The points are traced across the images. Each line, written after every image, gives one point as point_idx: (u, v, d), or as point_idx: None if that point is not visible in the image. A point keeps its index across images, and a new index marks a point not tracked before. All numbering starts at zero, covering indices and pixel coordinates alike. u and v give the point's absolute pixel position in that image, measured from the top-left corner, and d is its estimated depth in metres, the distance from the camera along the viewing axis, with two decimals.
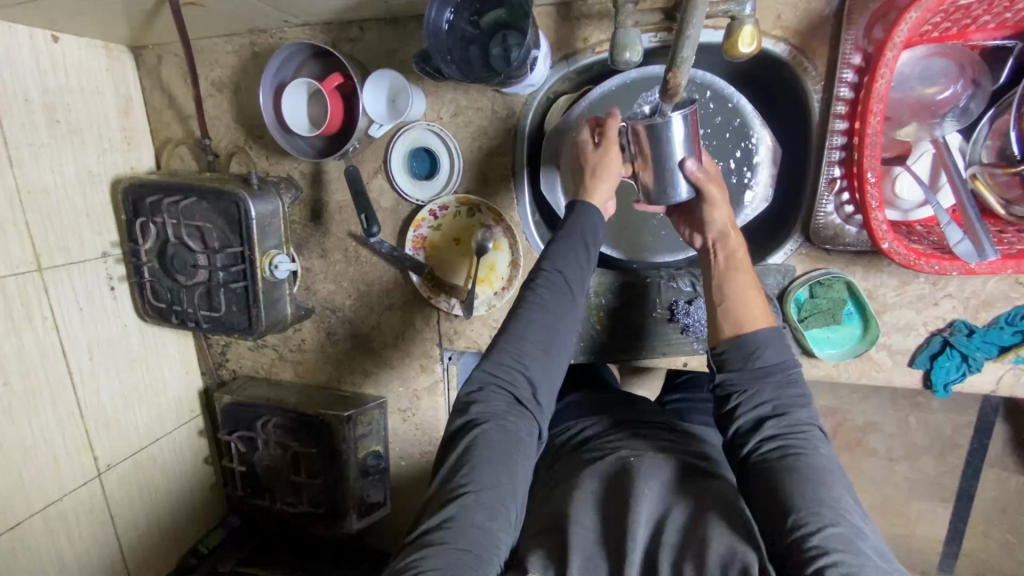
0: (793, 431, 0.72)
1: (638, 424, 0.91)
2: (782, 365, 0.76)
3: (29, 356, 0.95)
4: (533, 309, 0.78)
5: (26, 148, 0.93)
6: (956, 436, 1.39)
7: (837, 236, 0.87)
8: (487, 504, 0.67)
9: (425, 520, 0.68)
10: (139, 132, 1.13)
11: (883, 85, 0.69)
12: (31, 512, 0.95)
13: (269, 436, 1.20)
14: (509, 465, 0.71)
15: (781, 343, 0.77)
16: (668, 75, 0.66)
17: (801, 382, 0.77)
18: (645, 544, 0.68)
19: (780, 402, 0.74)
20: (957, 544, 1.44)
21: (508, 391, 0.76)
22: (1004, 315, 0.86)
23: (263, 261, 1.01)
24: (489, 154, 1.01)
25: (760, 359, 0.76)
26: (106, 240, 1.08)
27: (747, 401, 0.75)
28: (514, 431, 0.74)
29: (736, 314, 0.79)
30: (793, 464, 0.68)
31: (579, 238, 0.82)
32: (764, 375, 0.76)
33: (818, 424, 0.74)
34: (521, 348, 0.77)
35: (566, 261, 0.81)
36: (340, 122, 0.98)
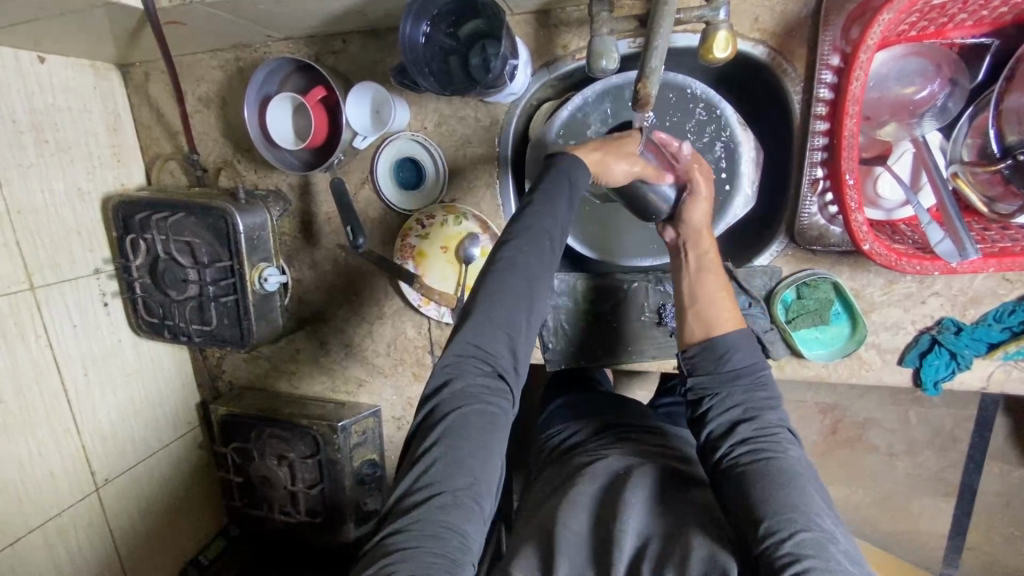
0: (764, 433, 0.74)
1: (629, 426, 0.92)
2: (750, 367, 0.78)
3: (24, 374, 0.96)
4: (510, 271, 0.74)
5: (14, 169, 0.94)
6: (956, 431, 1.38)
7: (822, 236, 0.87)
8: (463, 505, 0.68)
9: (398, 517, 0.68)
10: (128, 148, 1.14)
11: (857, 86, 0.70)
12: (29, 528, 0.96)
13: (264, 446, 1.21)
14: (483, 453, 0.71)
15: (751, 346, 0.80)
16: (639, 84, 0.67)
17: (772, 385, 0.79)
18: (631, 552, 0.68)
19: (749, 405, 0.77)
20: (960, 539, 1.43)
21: (483, 370, 0.74)
22: (991, 312, 0.86)
23: (252, 274, 1.02)
24: (474, 163, 1.01)
25: (729, 362, 0.78)
26: (98, 257, 1.09)
27: (718, 405, 0.78)
28: (488, 411, 0.73)
29: (707, 317, 0.80)
30: (763, 468, 0.70)
31: (564, 189, 0.77)
32: (735, 379, 0.78)
33: (788, 425, 0.77)
34: (499, 318, 0.74)
35: (545, 224, 0.76)
36: (324, 135, 0.99)
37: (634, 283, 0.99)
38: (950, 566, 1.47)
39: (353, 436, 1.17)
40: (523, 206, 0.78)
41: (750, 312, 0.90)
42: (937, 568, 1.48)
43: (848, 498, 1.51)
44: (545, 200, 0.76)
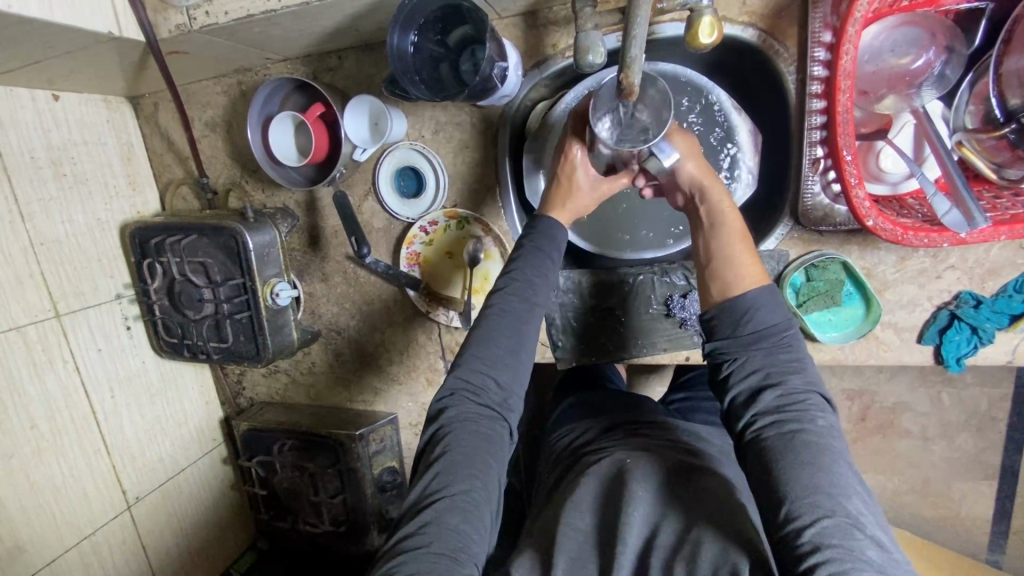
0: (789, 401, 0.69)
1: (636, 423, 0.91)
2: (767, 332, 0.73)
3: (54, 398, 1.00)
4: (498, 314, 0.81)
5: (35, 203, 0.98)
6: (992, 411, 1.34)
7: (827, 216, 0.85)
8: (462, 508, 0.69)
9: (403, 527, 0.70)
10: (143, 176, 1.19)
11: (848, 61, 0.69)
12: (65, 548, 1.00)
13: (286, 459, 1.22)
14: (480, 466, 0.73)
15: (775, 302, 0.75)
16: (620, 74, 0.67)
17: (796, 347, 0.74)
18: (639, 546, 0.68)
19: (773, 370, 0.72)
20: (1005, 523, 1.40)
21: (480, 401, 0.78)
22: (1011, 282, 0.83)
23: (264, 290, 1.04)
24: (474, 167, 1.02)
25: (750, 323, 0.73)
26: (119, 283, 1.13)
27: (737, 370, 0.73)
28: (484, 434, 0.76)
29: (725, 275, 0.77)
30: (789, 443, 0.66)
31: (544, 253, 0.85)
32: (760, 341, 0.73)
33: (817, 387, 0.71)
34: (487, 354, 0.79)
35: (531, 273, 0.83)
36: (326, 149, 1.01)
37: (639, 276, 0.99)
38: (996, 552, 1.42)
39: (372, 444, 1.18)
40: (513, 261, 0.86)
41: None
42: (983, 555, 1.43)
43: (884, 485, 1.48)
44: (531, 256, 0.84)
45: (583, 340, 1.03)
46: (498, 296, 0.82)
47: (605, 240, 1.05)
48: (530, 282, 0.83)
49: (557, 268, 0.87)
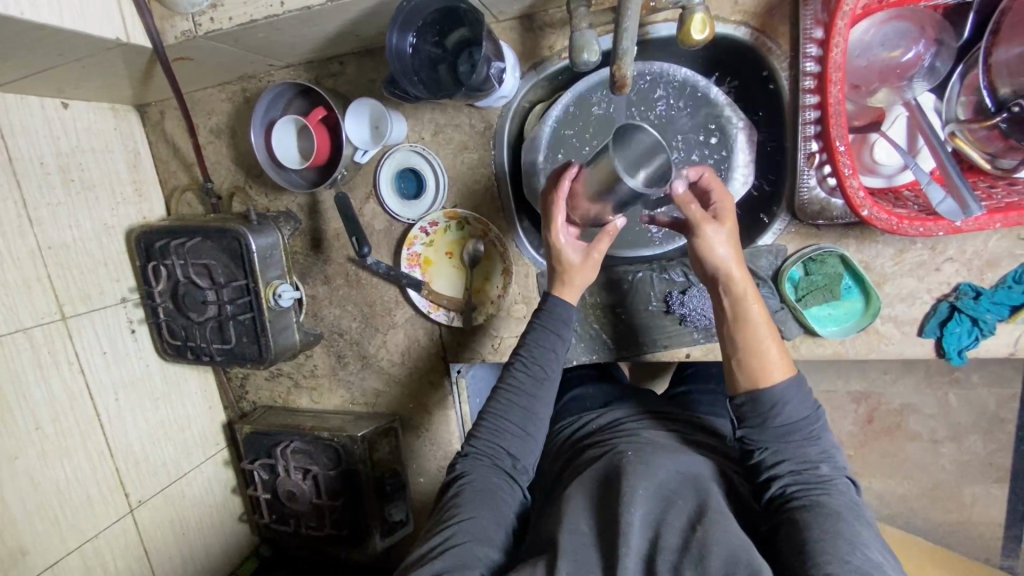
0: (816, 483, 0.71)
1: (637, 417, 0.93)
2: (798, 423, 0.74)
3: (59, 401, 1.01)
4: (511, 386, 0.88)
5: (44, 208, 1.00)
6: (1001, 412, 1.33)
7: (824, 210, 0.86)
8: (471, 533, 0.74)
9: (416, 554, 0.75)
10: (148, 182, 1.21)
11: (838, 54, 0.70)
12: (68, 550, 1.00)
13: (289, 461, 1.21)
14: (489, 505, 0.79)
15: (803, 395, 0.75)
16: (613, 67, 0.68)
17: (826, 436, 0.75)
18: (644, 549, 0.67)
19: (804, 458, 0.74)
20: (1017, 527, 1.38)
21: (493, 462, 0.84)
22: (1010, 274, 0.83)
23: (267, 291, 1.06)
24: (473, 168, 1.03)
25: (781, 416, 0.74)
26: (124, 286, 1.14)
27: (769, 457, 0.75)
28: (495, 484, 0.82)
29: (756, 366, 0.76)
30: (814, 508, 0.68)
31: (551, 326, 0.89)
32: (793, 433, 0.74)
33: (842, 473, 0.74)
34: (500, 423, 0.86)
35: (537, 347, 0.89)
36: (327, 152, 1.02)
37: (638, 273, 1.00)
38: (1010, 558, 1.40)
39: (374, 445, 1.18)
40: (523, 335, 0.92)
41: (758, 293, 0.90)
42: (997, 560, 1.41)
43: (893, 490, 1.46)
44: (538, 326, 0.89)
45: (583, 338, 1.03)
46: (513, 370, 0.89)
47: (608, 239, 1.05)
48: (537, 357, 0.88)
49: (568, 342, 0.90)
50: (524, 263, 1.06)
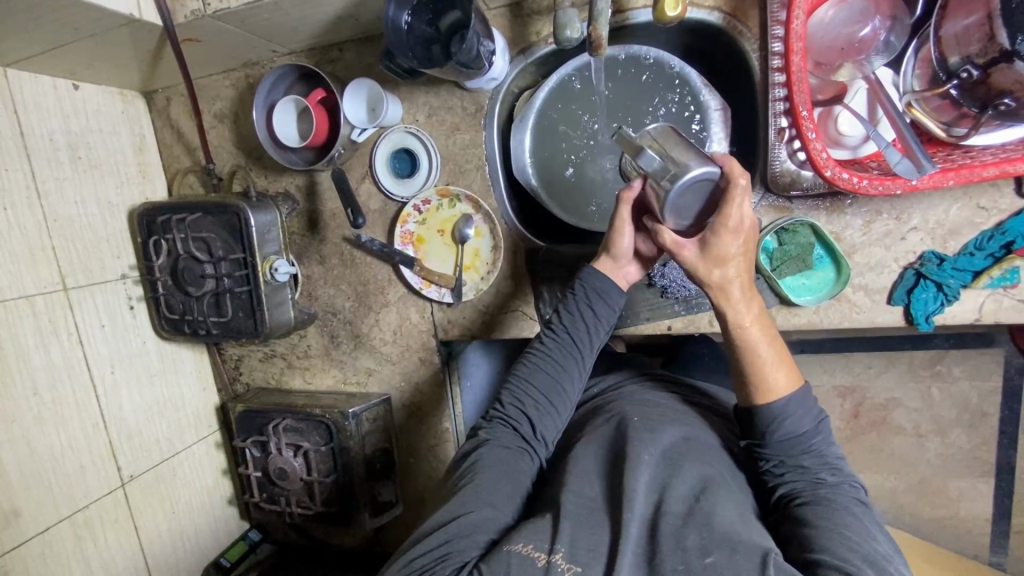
0: (819, 488, 0.71)
1: (639, 379, 0.98)
2: (800, 437, 0.73)
3: (57, 370, 1.03)
4: (540, 358, 0.85)
5: (51, 181, 1.04)
6: (984, 405, 1.37)
7: (795, 181, 0.90)
8: (484, 500, 0.72)
9: (428, 518, 0.73)
10: (153, 165, 1.25)
11: (799, 24, 0.76)
12: (59, 518, 1.01)
13: (280, 439, 1.23)
14: (505, 472, 0.76)
15: (804, 408, 0.74)
16: (590, 29, 0.78)
17: (831, 448, 0.74)
18: (649, 513, 0.66)
19: (809, 468, 0.73)
20: (1005, 522, 1.40)
21: (513, 428, 0.82)
22: (971, 241, 0.87)
23: (264, 266, 1.09)
24: (465, 148, 1.08)
25: (780, 429, 0.73)
26: (125, 263, 1.17)
27: (773, 468, 0.75)
28: (513, 452, 0.79)
29: (755, 374, 0.74)
30: (816, 513, 0.67)
31: (584, 300, 0.86)
32: (794, 447, 0.73)
33: (851, 481, 0.72)
34: (525, 392, 0.84)
35: (570, 322, 0.86)
36: (325, 133, 1.07)
37: None
38: (999, 553, 1.41)
39: (365, 423, 1.20)
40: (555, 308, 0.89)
41: None
42: (986, 556, 1.42)
43: (881, 485, 1.48)
44: (570, 301, 0.86)
45: None
46: (543, 341, 0.87)
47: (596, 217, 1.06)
48: (568, 329, 0.86)
49: (607, 319, 0.86)
50: (512, 239, 1.09)
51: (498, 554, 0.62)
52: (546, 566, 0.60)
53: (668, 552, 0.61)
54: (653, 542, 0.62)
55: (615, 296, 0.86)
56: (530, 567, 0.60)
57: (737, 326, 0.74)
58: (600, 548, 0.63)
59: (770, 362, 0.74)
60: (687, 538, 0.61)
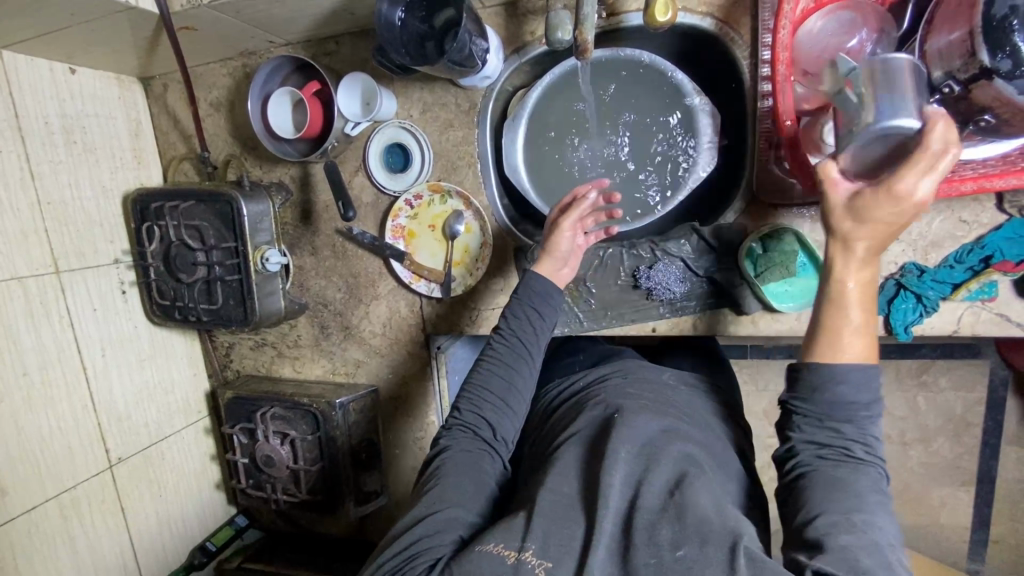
0: (843, 457, 0.63)
1: (623, 371, 0.96)
2: (844, 398, 0.63)
3: (47, 351, 1.04)
4: (492, 361, 0.86)
5: (46, 164, 1.05)
6: (968, 415, 1.38)
7: (780, 190, 0.92)
8: (447, 506, 0.72)
9: (393, 532, 0.73)
10: (148, 151, 1.26)
11: (785, 35, 0.77)
12: (45, 497, 1.02)
13: (268, 426, 1.24)
14: (468, 476, 0.77)
15: (867, 379, 0.63)
16: (578, 31, 0.78)
17: (876, 416, 0.64)
18: (623, 508, 0.66)
19: (842, 434, 0.63)
20: (984, 532, 1.41)
21: (474, 433, 0.81)
22: (952, 254, 0.88)
23: (255, 255, 1.11)
24: (457, 145, 1.09)
25: (830, 390, 0.64)
26: (118, 248, 1.18)
27: (803, 428, 0.65)
28: (473, 457, 0.79)
29: (831, 342, 0.65)
30: (828, 484, 0.61)
31: (527, 304, 0.89)
32: (837, 410, 0.64)
33: (881, 462, 0.63)
34: (479, 396, 0.84)
35: (513, 325, 0.88)
36: (319, 126, 1.09)
37: (608, 249, 1.04)
38: (977, 562, 1.43)
39: (352, 413, 1.22)
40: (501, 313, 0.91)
41: (718, 270, 0.98)
42: (963, 563, 1.44)
43: None
44: (514, 305, 0.89)
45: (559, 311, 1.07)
46: (492, 345, 0.87)
47: None
48: (514, 332, 0.87)
49: (548, 321, 0.89)
50: (501, 237, 1.11)
51: (470, 554, 0.64)
52: (515, 563, 0.61)
53: (640, 547, 0.61)
54: (626, 537, 0.63)
55: (555, 296, 0.90)
56: (501, 565, 0.61)
57: (839, 279, 0.66)
58: (573, 544, 0.64)
59: (856, 337, 0.65)
60: (660, 533, 0.61)
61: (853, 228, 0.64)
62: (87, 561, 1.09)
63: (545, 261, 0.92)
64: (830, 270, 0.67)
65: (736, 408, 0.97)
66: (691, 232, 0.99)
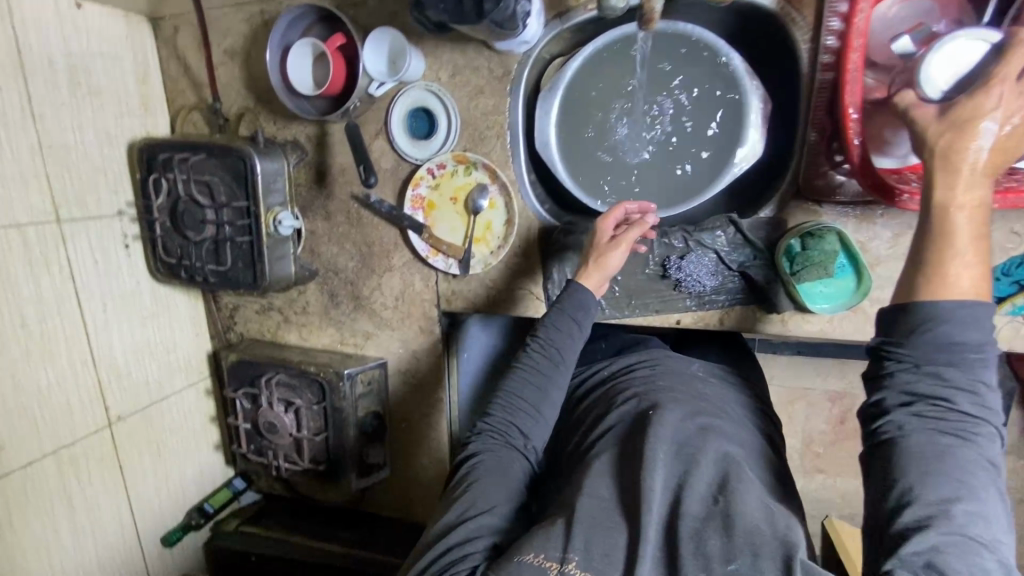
0: (942, 418, 0.60)
1: (651, 361, 0.96)
2: (951, 355, 0.60)
3: (46, 302, 1.00)
4: (527, 368, 0.86)
5: (48, 105, 0.98)
6: None
7: (828, 187, 0.88)
8: (481, 512, 0.73)
9: (427, 536, 0.74)
10: (156, 97, 1.19)
11: (862, 19, 0.73)
12: (42, 453, 1.00)
13: (272, 392, 1.22)
14: (500, 483, 0.77)
15: (976, 329, 0.60)
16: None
17: (984, 376, 0.60)
18: (665, 517, 0.67)
19: (943, 392, 0.60)
20: None
21: (506, 440, 0.82)
22: (999, 266, 0.85)
23: (267, 217, 1.06)
24: (487, 114, 1.03)
25: (935, 337, 0.60)
26: (122, 199, 1.13)
27: (900, 381, 0.62)
28: (505, 462, 0.80)
29: (937, 278, 0.62)
30: (923, 453, 0.59)
31: (567, 313, 0.88)
32: (939, 356, 0.60)
33: (988, 414, 0.61)
34: (511, 403, 0.85)
35: (552, 333, 0.87)
36: (341, 85, 1.02)
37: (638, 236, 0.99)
38: None
39: (359, 385, 1.19)
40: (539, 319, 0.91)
41: (753, 266, 0.94)
42: None
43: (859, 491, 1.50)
44: (552, 314, 0.88)
45: None
46: (527, 352, 0.87)
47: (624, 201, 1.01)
48: (552, 341, 0.87)
49: (585, 331, 0.89)
50: (527, 215, 1.06)
51: (510, 563, 0.64)
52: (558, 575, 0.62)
53: (689, 558, 0.63)
54: (672, 547, 0.64)
55: (595, 308, 0.89)
56: None
57: (942, 207, 0.63)
58: (616, 553, 0.65)
59: (964, 277, 0.61)
60: (709, 543, 0.63)
61: (953, 139, 0.63)
62: (84, 519, 1.07)
63: (590, 274, 0.91)
64: (931, 200, 0.64)
65: (764, 404, 0.94)
66: (728, 222, 0.95)
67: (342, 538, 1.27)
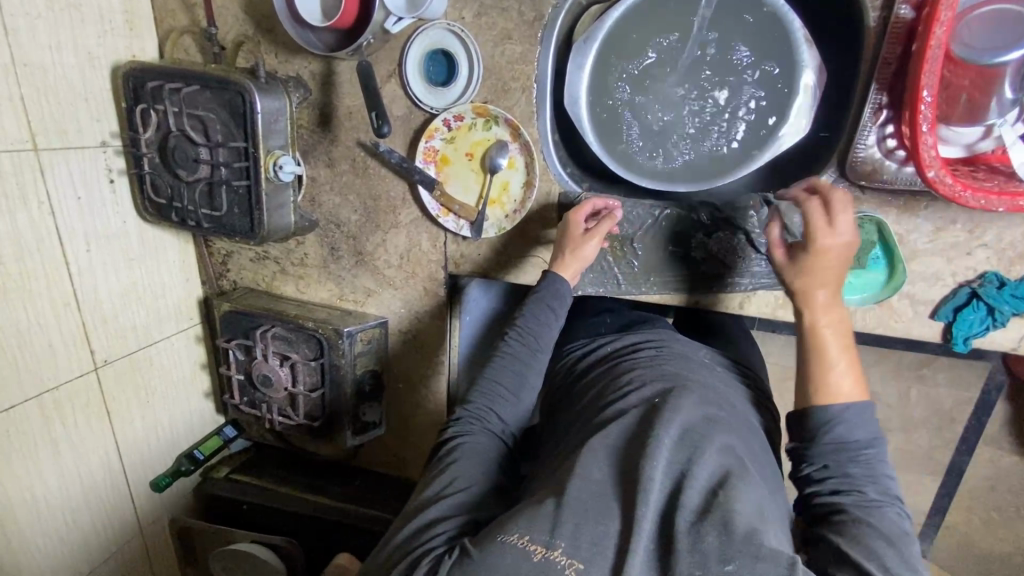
0: (858, 503, 0.67)
1: (658, 342, 0.92)
2: (845, 446, 0.69)
3: (23, 238, 0.92)
4: (505, 357, 0.86)
5: (21, 18, 0.87)
6: None
7: (875, 171, 0.83)
8: (458, 495, 0.73)
9: (405, 521, 0.74)
10: (142, 15, 1.06)
11: None
12: (26, 397, 0.95)
13: (268, 345, 1.17)
14: (478, 467, 0.77)
15: (863, 421, 0.70)
16: None
17: (881, 465, 0.69)
18: (662, 505, 0.65)
19: (848, 480, 0.68)
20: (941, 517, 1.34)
21: (484, 425, 0.82)
22: None
23: (267, 160, 0.97)
24: (512, 62, 0.94)
25: (830, 435, 0.70)
26: (106, 129, 1.03)
27: (814, 473, 0.70)
28: (483, 448, 0.80)
29: (822, 378, 0.72)
30: (853, 536, 0.63)
31: (544, 304, 0.88)
32: (839, 454, 0.69)
33: (897, 501, 0.67)
34: (489, 391, 0.85)
35: (530, 321, 0.88)
36: (354, 15, 0.92)
37: (665, 210, 0.94)
38: None
39: (359, 344, 1.15)
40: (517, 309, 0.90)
41: None
42: None
43: None
44: (530, 305, 0.88)
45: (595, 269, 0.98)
46: (507, 342, 0.87)
47: (656, 171, 0.95)
48: (529, 330, 0.87)
49: (558, 320, 0.89)
50: (548, 178, 0.99)
51: (493, 543, 0.63)
52: (543, 560, 0.61)
53: (683, 553, 0.61)
54: (666, 540, 0.63)
55: (570, 299, 0.90)
56: (525, 560, 0.61)
57: (812, 326, 0.75)
58: (606, 544, 0.63)
59: (847, 388, 0.71)
60: (706, 539, 0.60)
61: (803, 283, 0.76)
62: (70, 464, 1.04)
63: (567, 262, 0.90)
64: (802, 321, 0.76)
65: (769, 395, 0.93)
66: (763, 202, 0.90)
67: (335, 491, 1.27)
